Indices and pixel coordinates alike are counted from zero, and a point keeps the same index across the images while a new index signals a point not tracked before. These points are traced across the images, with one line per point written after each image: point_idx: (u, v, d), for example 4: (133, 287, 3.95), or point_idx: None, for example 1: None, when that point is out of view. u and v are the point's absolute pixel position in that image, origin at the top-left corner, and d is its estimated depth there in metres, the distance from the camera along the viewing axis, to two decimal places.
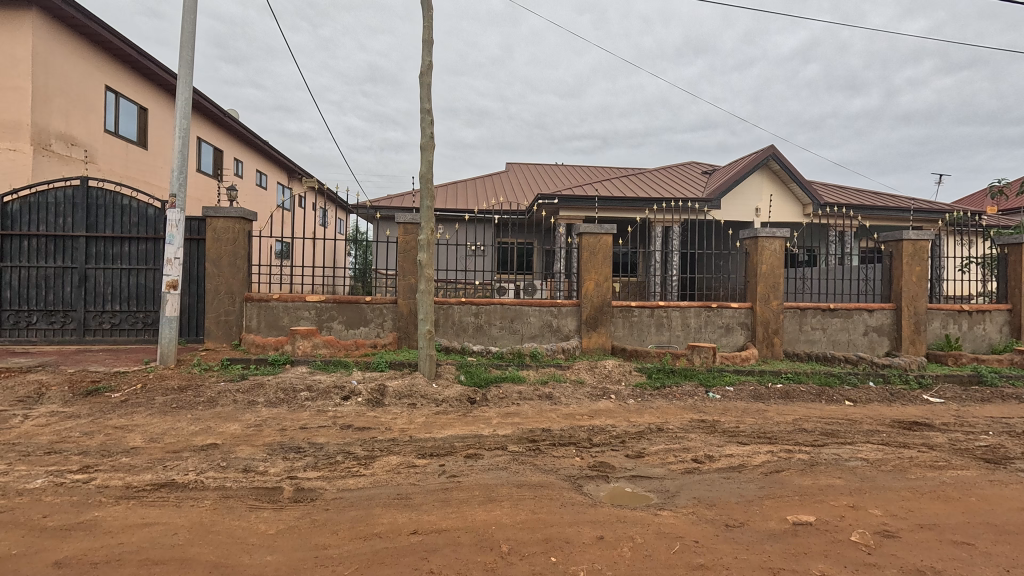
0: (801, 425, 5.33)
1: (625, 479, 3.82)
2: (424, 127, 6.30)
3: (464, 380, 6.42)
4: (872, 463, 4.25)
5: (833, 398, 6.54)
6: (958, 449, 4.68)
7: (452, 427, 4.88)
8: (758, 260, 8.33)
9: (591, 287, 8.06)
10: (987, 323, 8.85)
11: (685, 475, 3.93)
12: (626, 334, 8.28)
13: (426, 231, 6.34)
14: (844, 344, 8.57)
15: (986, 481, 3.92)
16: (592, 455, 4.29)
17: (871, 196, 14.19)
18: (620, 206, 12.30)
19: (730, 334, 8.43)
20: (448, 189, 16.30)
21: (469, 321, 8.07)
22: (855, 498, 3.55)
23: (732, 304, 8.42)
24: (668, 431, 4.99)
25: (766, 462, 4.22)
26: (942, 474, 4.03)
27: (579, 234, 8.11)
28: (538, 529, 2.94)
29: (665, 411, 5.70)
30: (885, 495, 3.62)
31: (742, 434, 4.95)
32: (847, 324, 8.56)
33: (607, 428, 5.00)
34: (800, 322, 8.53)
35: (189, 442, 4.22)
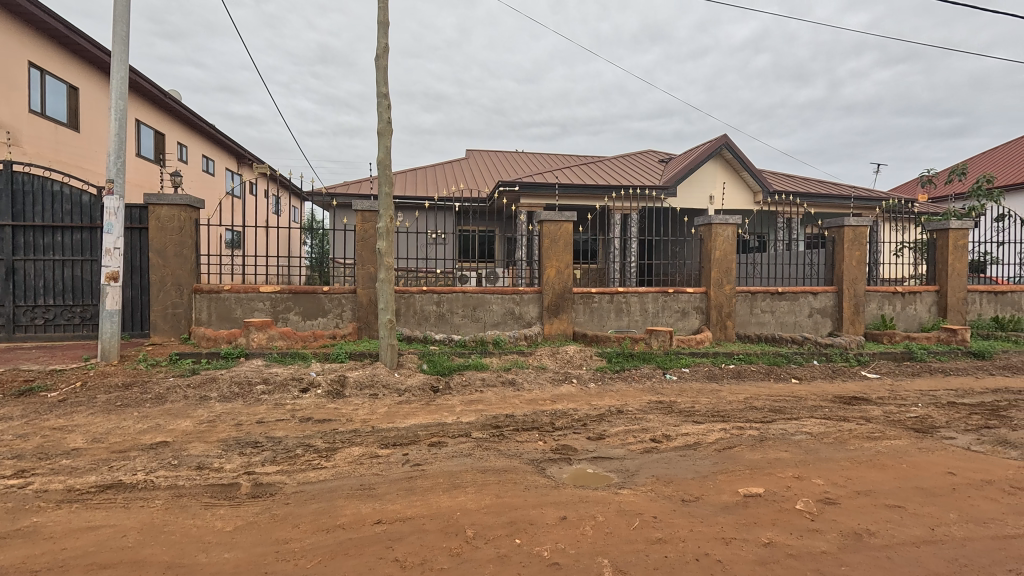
0: (751, 403, 5.61)
1: (587, 461, 3.91)
2: (381, 111, 6.14)
3: (427, 369, 6.38)
4: (816, 436, 4.52)
5: (781, 376, 6.93)
6: (892, 420, 5.04)
7: (415, 416, 4.87)
8: (712, 246, 8.61)
9: (553, 274, 8.14)
10: (918, 303, 9.52)
11: (644, 454, 4.06)
12: (586, 319, 8.42)
13: (385, 218, 6.20)
14: (790, 326, 9.02)
15: (915, 449, 4.24)
16: (554, 438, 4.38)
17: (815, 184, 14.92)
18: (579, 194, 12.42)
19: (686, 318, 8.71)
20: (407, 176, 15.98)
21: (431, 309, 8.00)
22: (800, 469, 3.78)
23: (687, 288, 8.70)
24: (627, 413, 5.13)
25: (719, 439, 4.41)
26: (877, 444, 4.33)
27: (540, 221, 8.14)
28: (503, 512, 2.98)
29: (624, 394, 5.86)
30: (828, 465, 3.86)
31: (697, 413, 5.16)
32: (793, 306, 9.01)
33: (568, 412, 5.11)
34: (751, 305, 8.91)
35: (136, 441, 4.02)
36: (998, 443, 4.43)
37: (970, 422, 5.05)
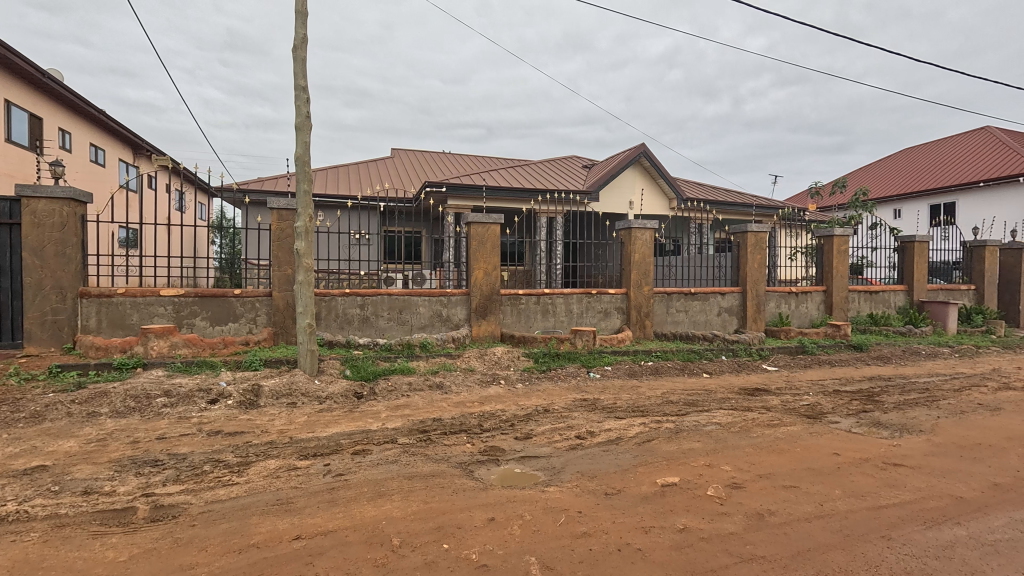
0: (668, 397, 5.95)
1: (514, 461, 3.95)
2: (299, 105, 5.84)
3: (350, 375, 6.13)
4: (724, 426, 4.88)
5: (694, 371, 7.42)
6: (788, 408, 5.57)
7: (338, 424, 4.67)
8: (632, 250, 9.03)
9: (480, 276, 8.16)
10: (809, 302, 10.56)
11: (570, 451, 4.17)
12: (513, 321, 8.51)
13: (303, 218, 5.90)
14: (702, 324, 9.66)
15: (807, 434, 4.70)
16: (483, 440, 4.38)
17: (722, 192, 16.12)
18: (506, 197, 12.54)
19: (608, 318, 9.06)
20: (328, 174, 15.31)
21: (355, 313, 7.72)
22: (710, 457, 4.06)
23: (609, 290, 9.06)
24: (554, 412, 5.25)
25: (639, 432, 4.64)
26: (776, 431, 4.76)
27: (468, 223, 8.12)
28: (430, 518, 2.93)
29: (550, 393, 5.99)
30: (735, 452, 4.19)
31: (619, 409, 5.38)
32: (704, 305, 9.67)
33: (496, 413, 5.14)
34: (667, 305, 9.45)
35: (5, 468, 3.51)
36: (873, 425, 5.03)
37: (851, 407, 5.69)
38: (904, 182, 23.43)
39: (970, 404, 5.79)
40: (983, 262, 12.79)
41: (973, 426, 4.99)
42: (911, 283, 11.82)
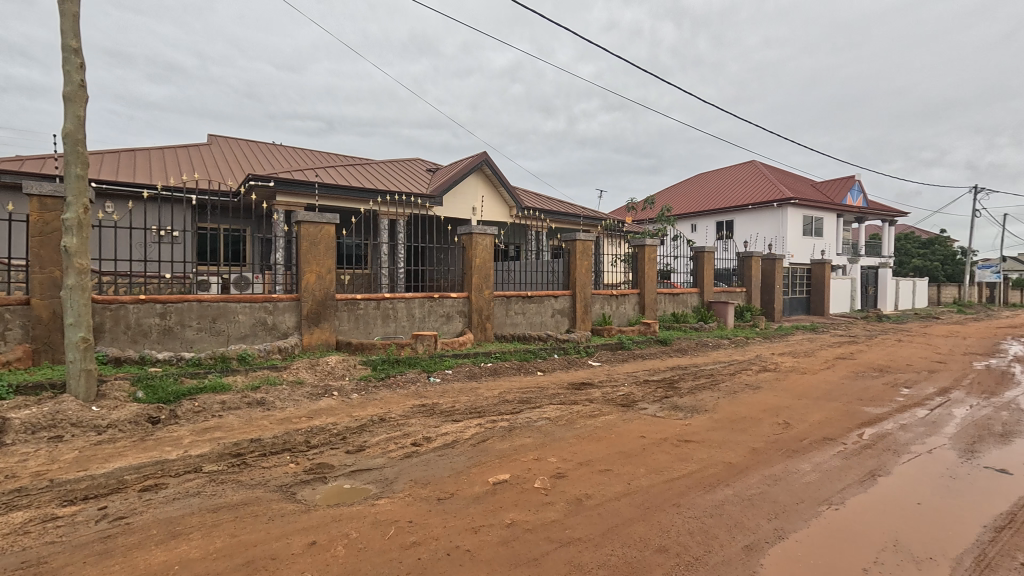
0: (504, 396, 6.20)
1: (344, 476, 3.73)
2: (69, 70, 4.77)
3: (143, 397, 5.17)
4: (553, 420, 5.25)
5: (529, 370, 7.86)
6: (607, 399, 6.22)
7: (124, 457, 3.90)
8: (473, 254, 9.24)
9: (312, 280, 7.57)
10: (626, 303, 11.96)
11: (404, 460, 4.08)
12: (351, 327, 8.08)
13: (75, 208, 4.82)
14: (538, 325, 10.29)
15: (621, 420, 5.29)
16: (309, 458, 4.05)
17: (556, 203, 17.44)
18: (344, 196, 11.88)
19: (450, 322, 9.13)
20: (120, 158, 12.82)
21: (152, 323, 6.56)
22: (539, 451, 4.32)
23: (451, 293, 9.12)
24: (390, 420, 5.10)
25: (474, 434, 4.74)
26: (596, 420, 5.27)
27: (297, 222, 7.47)
28: (238, 553, 2.60)
29: (388, 401, 5.80)
30: (560, 444, 4.52)
31: (457, 412, 5.44)
32: (540, 308, 10.31)
33: (327, 427, 4.80)
34: (506, 308, 9.86)
35: None
36: (672, 408, 5.87)
37: (656, 394, 6.58)
38: (697, 202, 27.99)
39: (739, 385, 7.11)
40: (750, 269, 15.88)
41: (740, 403, 6.14)
42: (702, 286, 14.14)
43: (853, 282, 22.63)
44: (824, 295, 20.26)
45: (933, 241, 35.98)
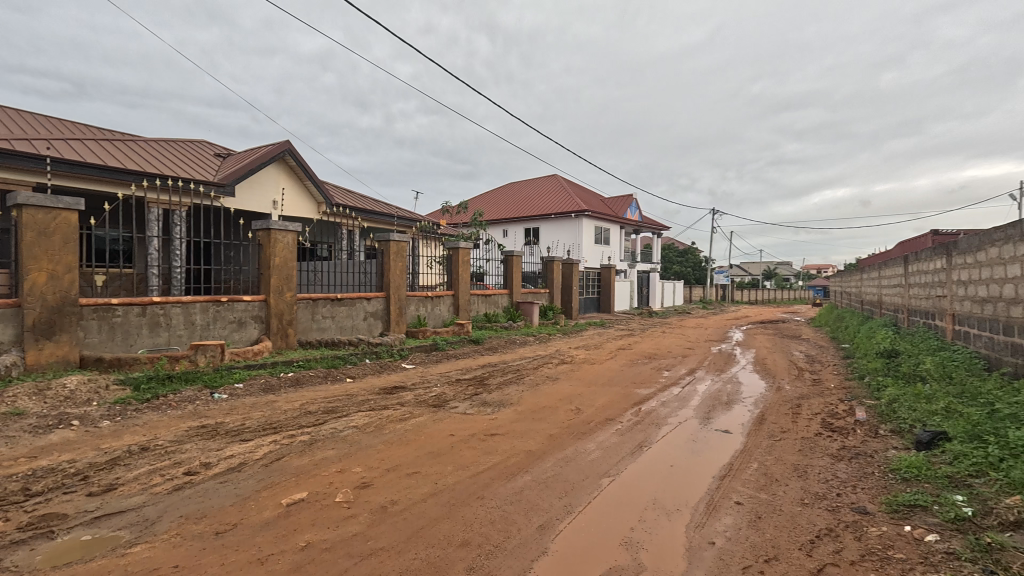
0: (307, 408, 5.69)
1: (82, 527, 2.97)
2: None
3: None
4: (360, 428, 5.00)
5: (337, 377, 7.38)
6: (419, 401, 6.18)
7: None
8: (272, 252, 8.30)
9: (42, 281, 5.90)
10: (441, 305, 12.09)
11: (173, 494, 3.43)
12: (103, 340, 6.57)
13: None
14: (348, 329, 9.73)
15: (431, 421, 5.30)
16: (27, 510, 3.12)
17: (370, 201, 16.79)
18: (96, 177, 9.59)
19: (243, 329, 8.04)
20: None
21: None
22: (342, 463, 4.06)
23: (244, 296, 8.04)
24: (156, 449, 4.24)
25: (267, 453, 4.23)
26: (406, 424, 5.19)
27: (17, 205, 5.74)
28: None
29: (154, 426, 4.82)
30: (367, 452, 4.32)
31: (247, 430, 4.80)
32: (350, 311, 9.76)
33: (59, 467, 3.77)
34: (312, 312, 9.08)
35: None
36: (481, 405, 6.11)
37: (466, 392, 6.78)
38: (508, 209, 29.86)
39: (541, 378, 7.76)
40: (552, 272, 17.53)
41: (541, 394, 6.70)
42: (511, 287, 15.10)
43: (631, 284, 26.74)
44: (610, 295, 23.50)
45: (686, 251, 44.60)
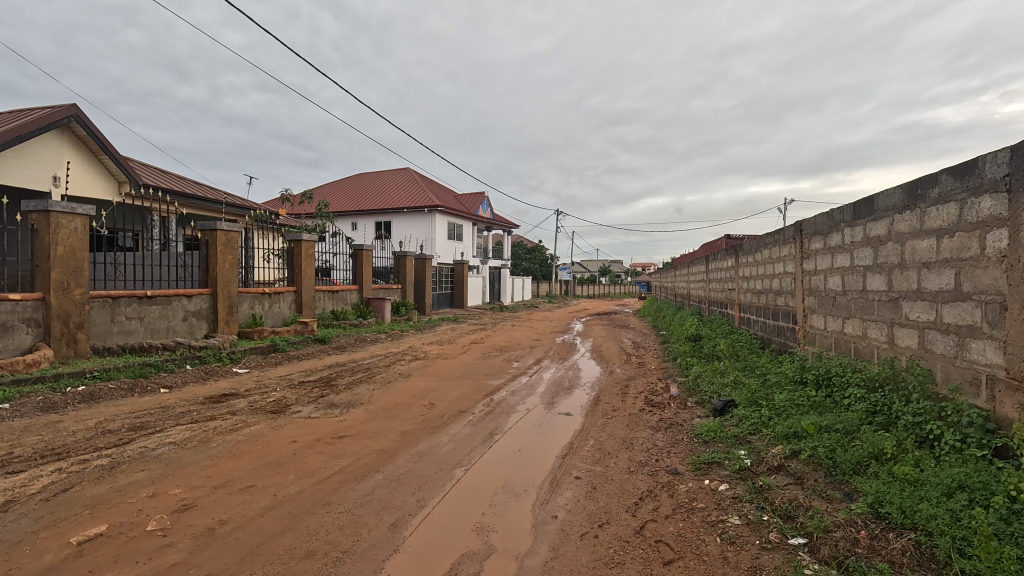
0: (105, 426, 4.76)
1: None
2: None
3: None
4: (179, 444, 4.35)
5: (147, 388, 6.30)
6: (254, 408, 5.59)
7: None
8: (52, 240, 6.76)
9: None
10: (281, 302, 11.04)
11: None
12: None
13: None
14: (162, 332, 8.35)
15: (269, 429, 4.83)
16: None
17: (190, 185, 14.61)
18: None
19: (10, 335, 6.42)
20: None
21: None
22: (156, 485, 3.49)
23: (11, 295, 6.41)
24: None
25: (48, 485, 3.45)
26: (238, 434, 4.65)
27: None
28: None
29: None
30: (188, 470, 3.78)
31: (16, 461, 3.85)
32: (165, 310, 8.39)
33: None
34: (112, 312, 7.61)
35: None
36: (328, 407, 5.74)
37: (311, 395, 6.32)
38: (356, 201, 28.46)
39: (393, 375, 7.57)
40: (405, 267, 17.17)
41: (393, 392, 6.54)
42: (361, 283, 14.44)
43: (483, 279, 27.47)
44: (463, 290, 23.87)
45: (534, 249, 47.23)
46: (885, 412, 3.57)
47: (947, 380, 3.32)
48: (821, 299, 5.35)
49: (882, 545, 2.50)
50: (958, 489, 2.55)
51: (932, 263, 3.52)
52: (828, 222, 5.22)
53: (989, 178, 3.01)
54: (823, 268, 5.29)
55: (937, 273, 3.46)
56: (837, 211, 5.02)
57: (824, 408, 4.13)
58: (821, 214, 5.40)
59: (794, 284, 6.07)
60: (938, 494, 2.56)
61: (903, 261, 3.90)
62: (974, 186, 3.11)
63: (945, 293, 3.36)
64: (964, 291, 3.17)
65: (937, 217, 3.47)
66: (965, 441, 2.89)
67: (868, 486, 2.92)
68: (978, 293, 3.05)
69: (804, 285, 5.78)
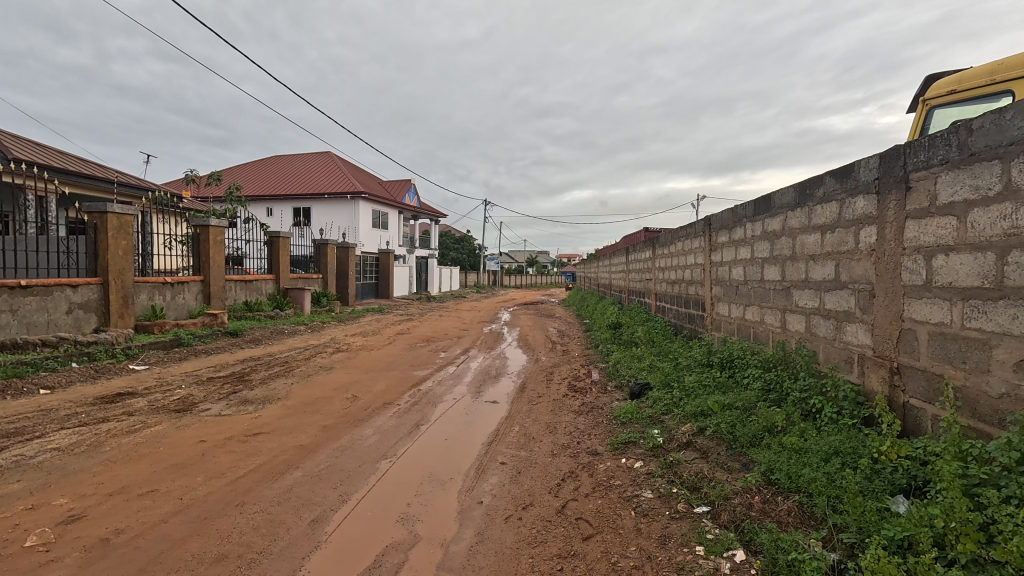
0: None
1: None
2: None
3: None
4: (64, 450, 3.91)
5: (23, 390, 5.58)
6: (155, 408, 5.13)
7: None
8: None
9: None
10: (185, 293, 10.17)
11: None
12: None
13: None
14: (40, 327, 7.41)
15: (172, 429, 4.46)
16: None
17: (73, 161, 13.01)
18: None
19: None
20: None
21: None
22: (36, 496, 3.13)
23: None
24: None
25: None
26: (136, 436, 4.26)
27: None
28: None
29: None
30: (76, 478, 3.42)
31: None
32: (44, 303, 7.45)
33: None
34: None
35: None
36: (240, 404, 5.40)
37: (222, 391, 5.90)
38: (272, 185, 26.78)
39: (314, 368, 7.26)
40: (325, 257, 16.44)
41: (313, 385, 6.28)
42: (277, 272, 13.63)
43: (409, 269, 26.93)
44: (388, 280, 23.28)
45: (461, 239, 46.96)
46: (777, 389, 3.97)
47: (827, 359, 3.74)
48: (725, 288, 5.80)
49: (772, 507, 2.79)
50: (833, 455, 2.90)
51: (817, 256, 3.94)
52: (732, 217, 5.66)
53: (862, 180, 3.41)
54: (728, 260, 5.73)
55: (821, 265, 3.88)
56: (740, 207, 5.46)
57: (727, 387, 4.53)
58: (726, 209, 5.83)
59: (703, 274, 6.54)
60: (817, 459, 2.91)
61: (794, 253, 4.32)
62: (851, 188, 3.52)
63: (827, 282, 3.76)
64: (842, 281, 3.57)
65: (822, 214, 3.88)
66: (841, 412, 3.29)
67: (761, 456, 3.24)
68: (853, 282, 3.46)
69: (712, 276, 6.24)
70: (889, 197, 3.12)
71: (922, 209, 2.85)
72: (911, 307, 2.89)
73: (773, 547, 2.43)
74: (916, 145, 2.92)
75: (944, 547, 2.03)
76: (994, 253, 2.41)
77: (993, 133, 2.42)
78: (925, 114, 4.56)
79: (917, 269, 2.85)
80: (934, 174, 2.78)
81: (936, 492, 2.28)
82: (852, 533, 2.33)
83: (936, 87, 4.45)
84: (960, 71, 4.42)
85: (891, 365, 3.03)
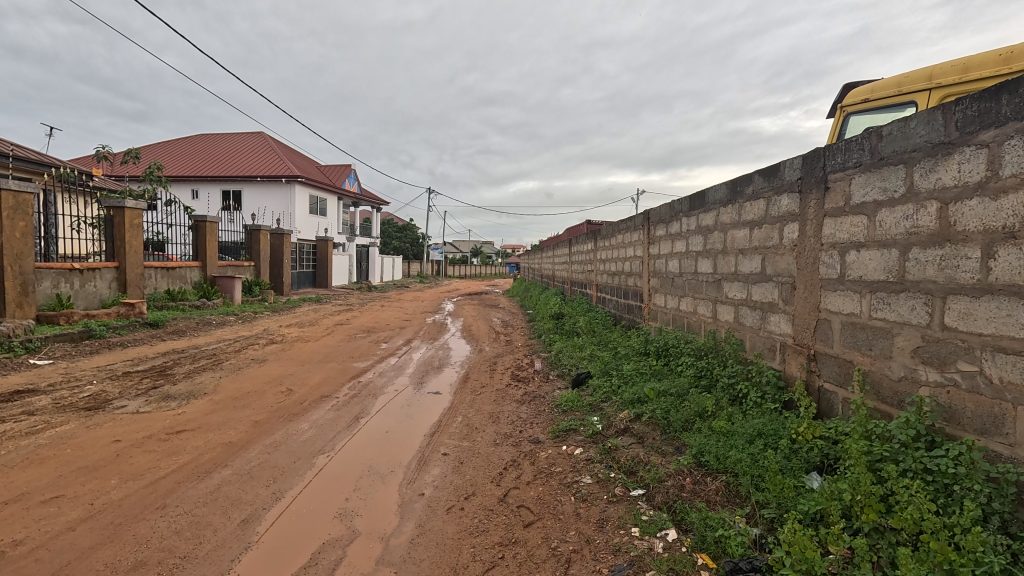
0: None
1: None
2: None
3: None
4: None
5: None
6: (61, 406, 4.68)
7: None
8: None
9: None
10: (97, 280, 9.31)
11: None
12: None
13: None
14: None
15: (81, 429, 4.08)
16: None
17: None
18: None
19: None
20: None
21: None
22: None
23: None
24: None
25: None
26: (37, 437, 3.87)
27: None
28: None
29: None
30: None
31: None
32: None
33: None
34: None
35: None
36: (161, 399, 5.03)
37: (140, 386, 5.48)
38: (197, 165, 25.03)
39: (245, 361, 6.89)
40: (258, 243, 15.57)
41: (244, 379, 5.96)
42: (204, 259, 12.77)
43: (349, 258, 26.11)
44: (327, 269, 22.46)
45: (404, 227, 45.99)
46: (708, 376, 4.20)
47: (753, 347, 3.98)
48: (662, 279, 6.02)
49: (702, 487, 2.95)
50: (757, 437, 3.11)
51: (746, 250, 4.17)
52: (670, 212, 5.87)
53: (787, 179, 3.63)
54: (665, 252, 5.95)
55: (749, 259, 4.11)
56: (677, 202, 5.67)
57: (662, 374, 4.73)
58: (664, 204, 6.03)
59: (642, 266, 6.75)
60: (743, 441, 3.10)
61: (725, 247, 4.55)
62: (777, 186, 3.74)
63: (755, 275, 3.99)
64: (768, 274, 3.80)
65: (751, 211, 4.11)
66: (764, 397, 3.52)
67: (692, 439, 3.42)
68: (777, 275, 3.69)
69: (649, 268, 6.46)
70: (810, 196, 3.34)
71: (838, 208, 3.08)
72: (827, 299, 3.12)
73: (702, 525, 2.57)
74: (834, 148, 3.14)
75: (850, 517, 2.22)
76: (897, 249, 2.64)
77: (899, 139, 2.65)
78: (842, 121, 4.93)
79: (832, 263, 3.09)
80: (850, 175, 3.00)
81: (845, 468, 2.49)
82: (772, 509, 2.50)
83: (853, 95, 4.79)
84: (873, 81, 4.79)
85: (809, 352, 3.26)
